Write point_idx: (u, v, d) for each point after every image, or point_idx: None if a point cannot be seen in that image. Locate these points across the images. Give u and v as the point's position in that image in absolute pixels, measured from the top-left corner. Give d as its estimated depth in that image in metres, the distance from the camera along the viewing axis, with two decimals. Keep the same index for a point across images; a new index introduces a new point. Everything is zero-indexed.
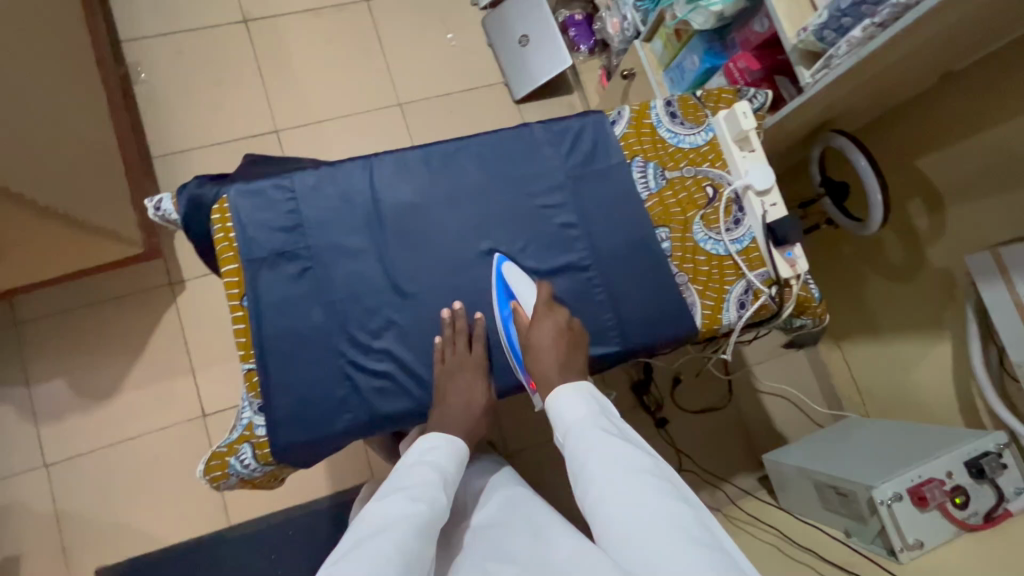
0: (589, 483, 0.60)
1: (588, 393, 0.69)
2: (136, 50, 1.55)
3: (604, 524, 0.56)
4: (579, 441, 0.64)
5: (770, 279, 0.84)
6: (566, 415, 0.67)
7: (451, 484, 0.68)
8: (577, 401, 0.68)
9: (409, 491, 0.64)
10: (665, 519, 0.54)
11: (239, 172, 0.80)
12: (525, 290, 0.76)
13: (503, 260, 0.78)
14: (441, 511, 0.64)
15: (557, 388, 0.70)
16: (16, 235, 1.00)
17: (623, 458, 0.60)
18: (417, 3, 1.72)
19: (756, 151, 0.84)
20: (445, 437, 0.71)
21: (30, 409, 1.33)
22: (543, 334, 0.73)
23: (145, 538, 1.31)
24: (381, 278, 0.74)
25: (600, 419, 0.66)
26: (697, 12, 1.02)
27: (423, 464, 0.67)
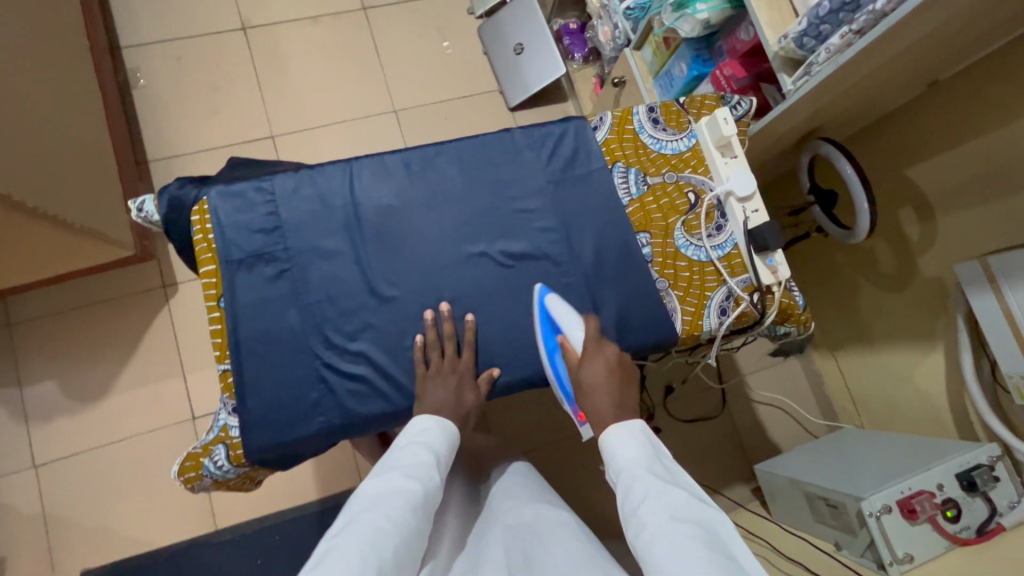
0: (638, 524, 0.56)
1: (643, 433, 0.67)
2: (136, 57, 1.57)
3: (649, 570, 0.52)
4: (630, 481, 0.61)
5: (752, 285, 0.83)
6: (618, 454, 0.64)
7: (444, 464, 0.68)
8: (631, 440, 0.65)
9: (403, 469, 0.64)
10: (714, 570, 0.48)
11: (221, 173, 0.80)
12: (571, 325, 0.75)
13: (546, 291, 0.78)
14: (433, 489, 0.64)
15: (610, 427, 0.68)
16: (8, 235, 1.01)
17: (673, 503, 0.56)
18: (414, 11, 1.74)
19: (738, 158, 0.84)
20: (437, 420, 0.70)
21: (21, 410, 1.34)
22: (595, 371, 0.72)
23: (131, 541, 1.31)
24: (359, 281, 0.75)
25: (653, 462, 0.62)
26: (683, 20, 1.02)
27: (415, 445, 0.67)
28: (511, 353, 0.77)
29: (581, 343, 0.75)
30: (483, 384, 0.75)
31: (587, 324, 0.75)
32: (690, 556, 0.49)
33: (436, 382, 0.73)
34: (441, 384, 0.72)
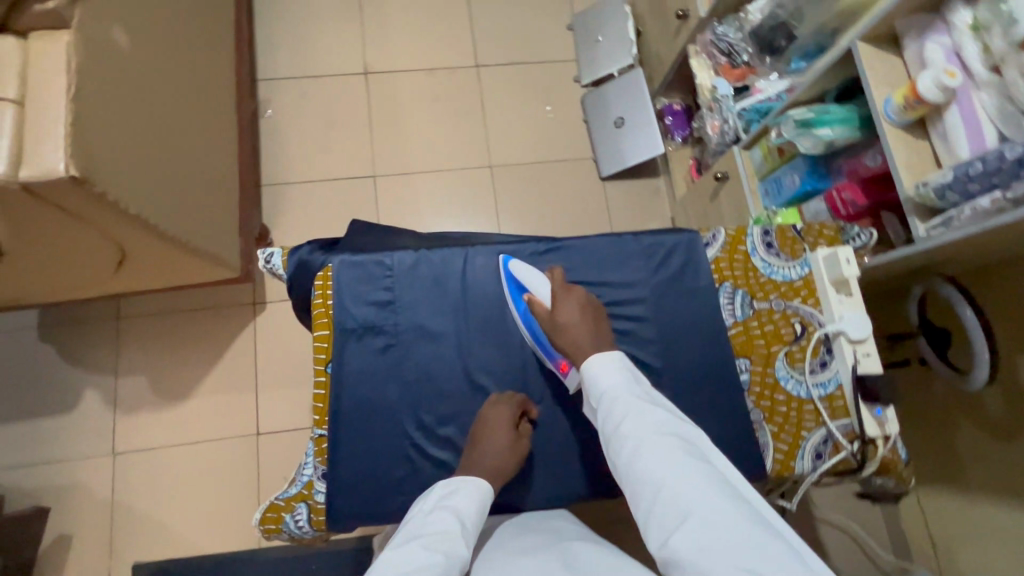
0: (622, 444, 0.59)
1: (619, 357, 0.67)
2: (269, 89, 1.72)
3: (634, 484, 0.57)
4: (611, 406, 0.62)
5: (853, 432, 0.79)
6: (599, 381, 0.64)
7: (473, 533, 0.62)
8: (612, 368, 0.65)
9: (424, 538, 0.58)
10: (697, 483, 0.54)
11: (347, 239, 0.85)
12: (538, 282, 0.76)
13: (507, 260, 0.80)
14: (461, 562, 0.57)
15: (589, 357, 0.67)
16: (148, 259, 1.09)
17: (655, 423, 0.60)
18: (524, 74, 1.82)
19: (854, 296, 0.81)
20: (471, 480, 0.66)
21: (113, 398, 1.44)
22: (569, 312, 0.71)
23: (183, 542, 1.37)
24: (458, 367, 0.77)
25: (634, 386, 0.64)
26: (805, 137, 1.01)
27: (441, 510, 0.62)
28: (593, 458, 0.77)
29: (548, 294, 0.75)
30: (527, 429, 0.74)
31: (551, 274, 0.76)
32: (677, 473, 0.55)
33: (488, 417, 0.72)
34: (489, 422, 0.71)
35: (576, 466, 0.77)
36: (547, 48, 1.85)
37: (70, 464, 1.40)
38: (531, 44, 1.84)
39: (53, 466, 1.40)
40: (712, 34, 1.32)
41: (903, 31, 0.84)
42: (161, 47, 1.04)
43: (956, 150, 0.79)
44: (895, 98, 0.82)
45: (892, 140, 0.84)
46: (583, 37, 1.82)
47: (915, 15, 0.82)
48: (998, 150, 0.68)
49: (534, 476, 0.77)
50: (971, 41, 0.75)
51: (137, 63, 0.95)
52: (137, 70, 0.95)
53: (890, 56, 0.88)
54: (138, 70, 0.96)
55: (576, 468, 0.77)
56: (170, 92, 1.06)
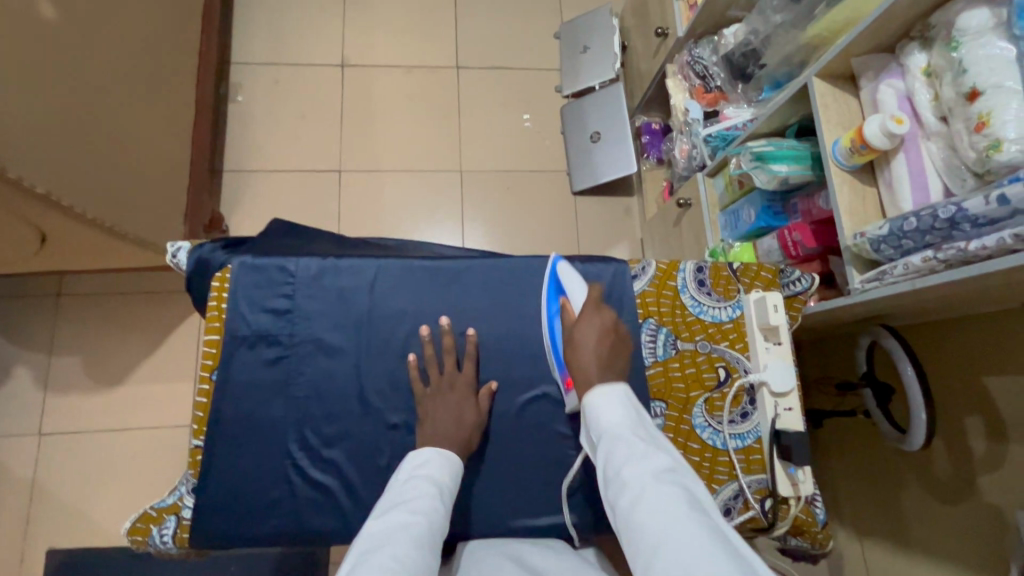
0: (619, 484, 0.53)
1: (625, 392, 0.63)
2: (241, 74, 1.68)
3: (629, 530, 0.50)
4: (611, 442, 0.58)
5: (766, 489, 0.75)
6: (600, 418, 0.60)
7: (449, 498, 0.61)
8: (615, 405, 0.61)
9: (405, 503, 0.57)
10: (694, 529, 0.46)
11: (257, 239, 0.81)
12: (576, 289, 0.74)
13: (559, 261, 0.77)
14: (440, 522, 0.56)
15: (593, 390, 0.64)
16: (70, 238, 1.05)
17: (655, 464, 0.54)
18: (505, 80, 1.78)
19: (782, 345, 0.77)
20: (438, 450, 0.66)
21: (45, 376, 1.41)
22: (589, 332, 0.68)
23: (100, 532, 1.33)
24: (355, 388, 0.72)
25: (637, 425, 0.59)
26: (760, 171, 0.96)
27: (416, 477, 0.61)
28: (488, 488, 0.74)
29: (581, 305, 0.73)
30: (483, 399, 0.73)
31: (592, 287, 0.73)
32: (671, 516, 0.48)
33: (439, 401, 0.71)
34: (442, 402, 0.70)
35: (471, 497, 0.73)
36: (531, 55, 1.81)
37: None
38: (514, 49, 1.80)
39: None
40: (690, 56, 1.29)
41: (859, 70, 0.80)
42: (97, 22, 1.00)
43: (900, 201, 0.75)
44: (843, 140, 0.78)
45: (839, 184, 0.80)
46: (568, 46, 1.78)
47: (873, 53, 0.78)
48: (933, 208, 0.63)
49: None
50: (924, 87, 0.71)
51: (64, 36, 0.92)
52: (62, 43, 0.91)
53: (846, 95, 0.84)
54: (65, 45, 0.92)
55: (470, 499, 0.73)
56: (105, 69, 1.02)
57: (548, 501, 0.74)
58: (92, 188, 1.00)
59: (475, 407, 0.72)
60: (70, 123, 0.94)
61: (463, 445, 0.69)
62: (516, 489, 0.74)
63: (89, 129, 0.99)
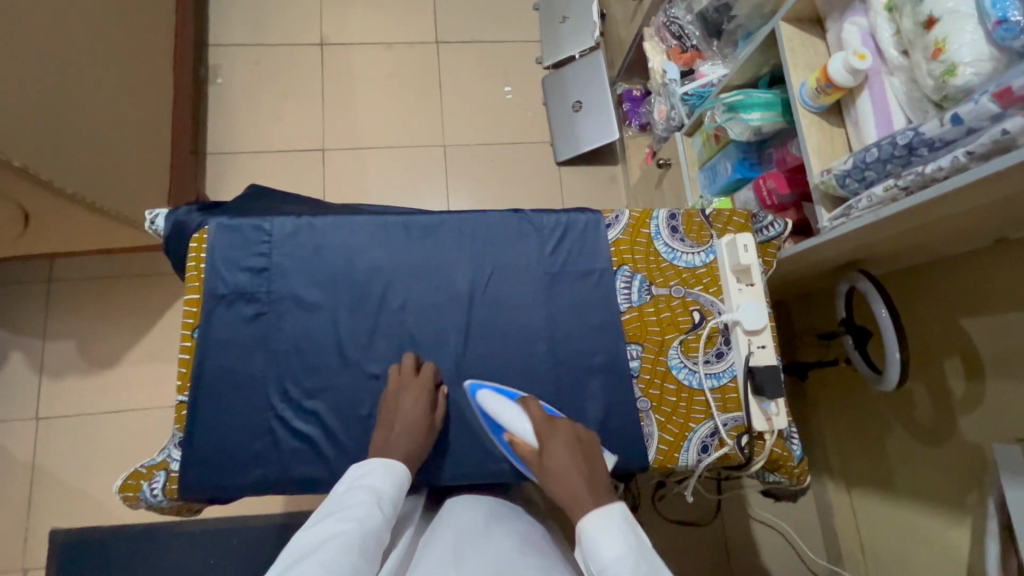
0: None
1: (629, 523, 0.56)
2: (220, 56, 1.68)
3: None
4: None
5: (742, 426, 0.76)
6: (597, 546, 0.54)
7: (390, 506, 0.63)
8: (614, 533, 0.55)
9: (339, 515, 0.58)
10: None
11: (232, 203, 0.82)
12: (514, 420, 0.69)
13: (477, 389, 0.73)
14: (374, 532, 0.58)
15: (588, 513, 0.58)
16: (50, 216, 1.05)
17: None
18: (485, 52, 1.77)
19: (755, 286, 0.78)
20: (384, 461, 0.66)
21: (40, 360, 1.43)
22: (561, 458, 0.63)
23: (102, 510, 1.36)
24: (334, 341, 0.74)
25: (636, 560, 0.52)
26: (735, 122, 0.97)
27: (355, 488, 0.62)
28: (469, 434, 0.75)
29: (530, 430, 0.68)
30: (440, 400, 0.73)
31: (529, 410, 0.69)
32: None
33: (399, 398, 0.70)
34: (399, 402, 0.69)
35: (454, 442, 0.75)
36: (510, 26, 1.80)
37: None
38: (493, 21, 1.79)
39: None
40: (666, 17, 1.30)
41: (825, 12, 0.81)
42: None
43: (866, 137, 0.75)
44: (809, 82, 0.79)
45: (806, 125, 0.80)
46: (547, 17, 1.78)
47: None
48: (892, 136, 0.64)
49: None
50: (886, 22, 0.71)
51: (32, 10, 0.91)
52: (31, 16, 0.91)
53: (813, 38, 0.84)
54: (34, 19, 0.92)
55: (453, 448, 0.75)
56: (76, 45, 1.02)
57: None
58: (71, 164, 1.01)
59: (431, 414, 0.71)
60: (43, 100, 0.94)
61: (418, 429, 0.69)
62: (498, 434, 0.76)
63: (65, 105, 0.99)
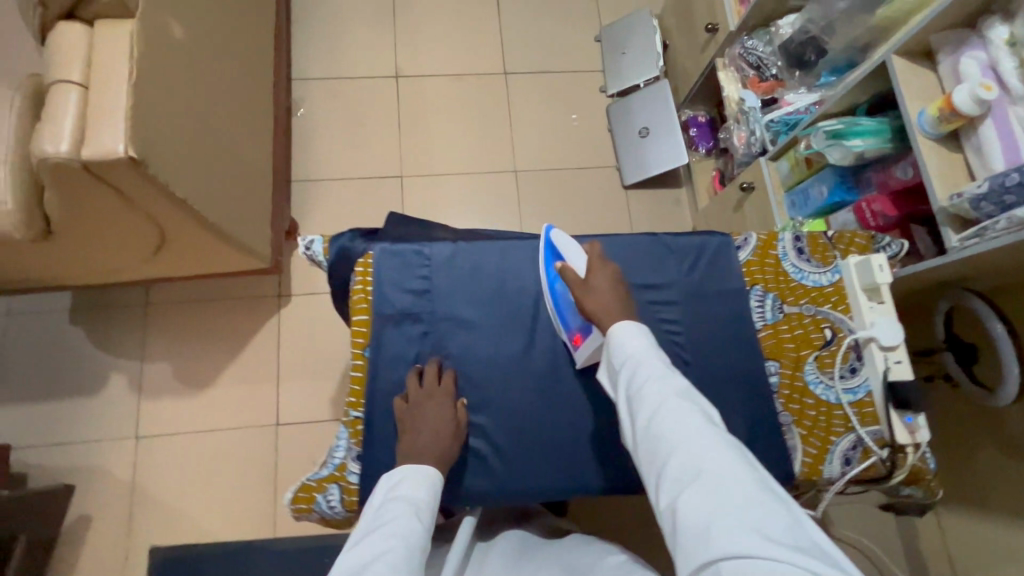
0: (642, 400, 0.60)
1: (636, 323, 0.68)
2: (302, 88, 1.77)
3: (651, 441, 0.58)
4: (631, 365, 0.63)
5: (883, 438, 0.79)
6: (623, 345, 0.66)
7: (427, 513, 0.65)
8: (637, 334, 0.66)
9: (380, 530, 0.61)
10: (716, 445, 0.55)
11: (385, 229, 0.87)
12: (572, 254, 0.78)
13: (552, 229, 0.81)
14: (415, 544, 0.61)
15: (614, 323, 0.69)
16: (184, 247, 1.12)
17: (673, 384, 0.61)
18: (552, 82, 1.85)
19: (886, 303, 0.81)
20: (416, 467, 0.69)
21: (139, 381, 1.48)
22: (601, 286, 0.73)
23: (200, 527, 1.40)
24: (495, 359, 0.80)
25: (656, 352, 0.64)
26: (836, 148, 1.02)
27: (392, 501, 0.65)
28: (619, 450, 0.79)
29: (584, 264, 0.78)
30: (461, 410, 0.76)
31: (589, 249, 0.78)
32: (696, 434, 0.55)
33: (421, 409, 0.73)
34: (420, 412, 0.73)
35: (604, 458, 0.79)
36: (574, 57, 1.88)
37: (92, 445, 1.43)
38: (558, 53, 1.88)
39: (74, 447, 1.42)
40: (742, 48, 1.36)
41: (938, 46, 0.86)
42: (211, 39, 1.06)
43: (991, 164, 0.80)
44: (930, 110, 0.84)
45: (926, 151, 0.85)
46: (611, 48, 1.85)
47: (951, 30, 0.85)
48: None
49: (552, 464, 0.79)
50: (1007, 56, 0.78)
51: (195, 54, 0.99)
52: (192, 58, 0.98)
53: (925, 70, 0.90)
54: (195, 61, 0.99)
55: (604, 465, 0.79)
56: (219, 84, 1.09)
57: None
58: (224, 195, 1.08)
59: (455, 415, 0.75)
60: (206, 135, 1.01)
61: (445, 432, 0.73)
62: None
63: (218, 140, 1.06)
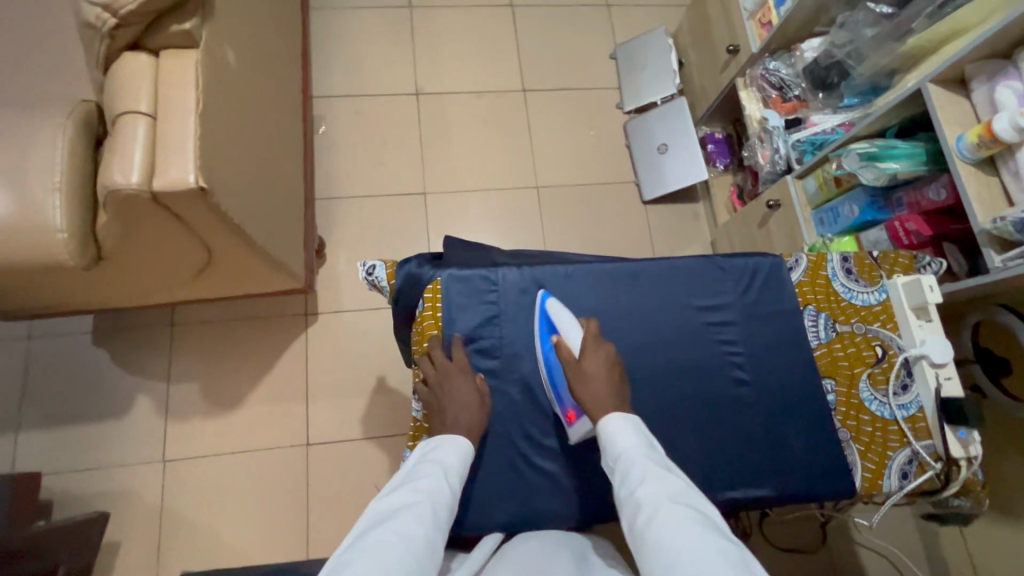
0: (639, 502, 0.61)
1: (635, 423, 0.71)
2: (324, 106, 1.77)
3: (649, 545, 0.56)
4: (630, 465, 0.65)
5: (936, 452, 0.82)
6: (616, 441, 0.68)
7: (457, 480, 0.70)
8: (630, 431, 0.68)
9: (412, 485, 0.66)
10: (716, 550, 0.53)
11: (449, 253, 0.91)
12: (568, 327, 0.79)
13: (547, 297, 0.84)
14: (441, 503, 0.65)
15: (604, 419, 0.71)
16: (228, 270, 1.11)
17: (672, 487, 0.61)
18: (570, 99, 1.88)
19: (934, 322, 0.85)
20: (451, 437, 0.74)
21: (165, 403, 1.46)
22: (596, 365, 0.75)
23: (231, 551, 1.38)
24: (519, 406, 0.83)
25: (649, 451, 0.66)
26: (869, 169, 1.06)
27: (427, 461, 0.70)
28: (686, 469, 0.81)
29: (578, 340, 0.79)
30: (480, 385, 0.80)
31: (586, 325, 0.80)
32: (695, 535, 0.55)
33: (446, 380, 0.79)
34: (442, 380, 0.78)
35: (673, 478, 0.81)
36: (591, 75, 1.91)
37: (119, 469, 1.41)
38: (575, 71, 1.91)
39: (101, 472, 1.40)
40: (764, 69, 1.39)
41: (972, 75, 0.91)
42: (257, 63, 1.07)
43: None
44: (968, 136, 0.88)
45: (965, 175, 0.89)
46: (627, 66, 1.89)
47: (986, 60, 0.89)
48: None
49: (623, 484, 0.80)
50: None
51: (245, 79, 0.99)
52: (243, 82, 0.98)
53: (958, 96, 0.94)
54: (245, 86, 0.99)
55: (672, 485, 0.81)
56: (264, 107, 1.09)
57: (746, 478, 0.81)
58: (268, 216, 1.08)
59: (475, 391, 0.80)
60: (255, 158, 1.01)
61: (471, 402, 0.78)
62: (718, 468, 0.82)
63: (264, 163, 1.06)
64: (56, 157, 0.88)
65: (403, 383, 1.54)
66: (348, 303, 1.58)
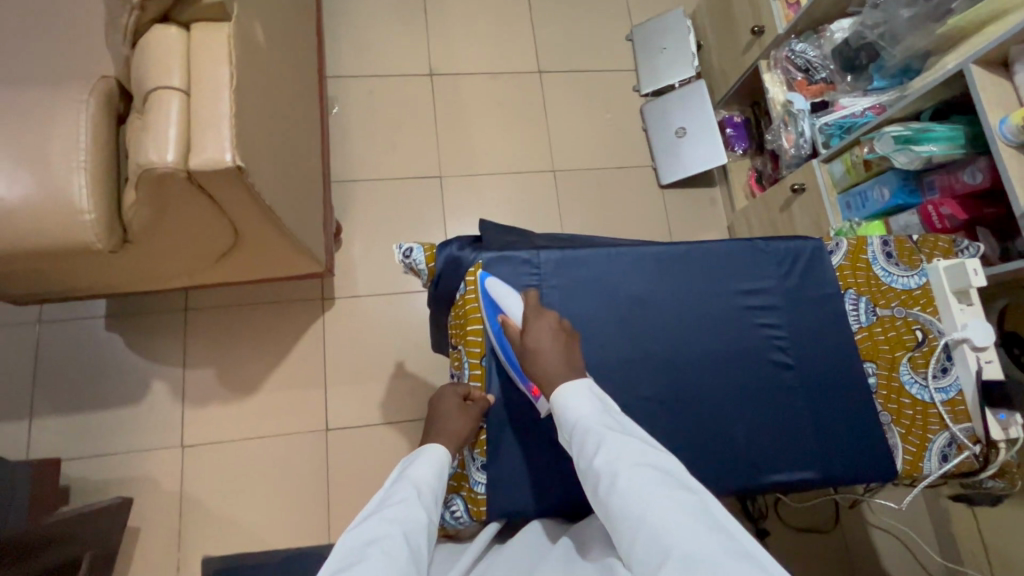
0: (598, 472, 0.60)
1: (586, 386, 0.68)
2: (337, 87, 1.73)
3: (615, 514, 0.57)
4: (584, 433, 0.63)
5: (976, 434, 0.83)
6: (570, 412, 0.66)
7: (432, 498, 0.69)
8: (584, 400, 0.66)
9: (384, 514, 0.64)
10: (682, 509, 0.54)
11: (488, 236, 0.91)
12: (510, 305, 0.79)
13: (485, 277, 0.82)
14: (416, 526, 0.64)
15: (560, 387, 0.69)
16: (253, 254, 1.10)
17: (630, 450, 0.60)
18: (586, 81, 1.85)
19: (974, 305, 0.85)
20: (426, 453, 0.74)
21: (181, 389, 1.44)
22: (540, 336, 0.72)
23: (252, 535, 1.38)
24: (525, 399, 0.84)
25: (604, 416, 0.64)
26: (903, 152, 1.05)
27: (400, 482, 0.69)
28: (730, 451, 0.81)
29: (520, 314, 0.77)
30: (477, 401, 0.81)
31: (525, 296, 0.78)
32: (657, 501, 0.55)
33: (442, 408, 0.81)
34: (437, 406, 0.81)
35: (717, 460, 0.81)
36: (607, 56, 1.88)
37: (137, 455, 1.39)
38: (591, 53, 1.88)
39: (119, 458, 1.38)
40: (790, 51, 1.37)
41: (1017, 56, 0.90)
42: (280, 39, 1.04)
43: None
44: (1013, 118, 0.87)
45: (1007, 158, 0.89)
46: (644, 47, 1.86)
47: None
48: None
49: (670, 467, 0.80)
50: None
51: (270, 56, 0.96)
52: (269, 59, 0.95)
53: (1001, 78, 0.93)
54: (270, 63, 0.96)
55: (717, 467, 0.81)
56: (288, 87, 1.06)
57: (791, 460, 0.82)
58: (293, 198, 1.05)
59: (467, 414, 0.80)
60: (281, 137, 0.98)
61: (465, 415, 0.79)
62: (764, 452, 0.82)
63: (288, 144, 1.03)
64: (80, 137, 0.85)
65: (422, 368, 1.53)
66: (364, 287, 1.56)
